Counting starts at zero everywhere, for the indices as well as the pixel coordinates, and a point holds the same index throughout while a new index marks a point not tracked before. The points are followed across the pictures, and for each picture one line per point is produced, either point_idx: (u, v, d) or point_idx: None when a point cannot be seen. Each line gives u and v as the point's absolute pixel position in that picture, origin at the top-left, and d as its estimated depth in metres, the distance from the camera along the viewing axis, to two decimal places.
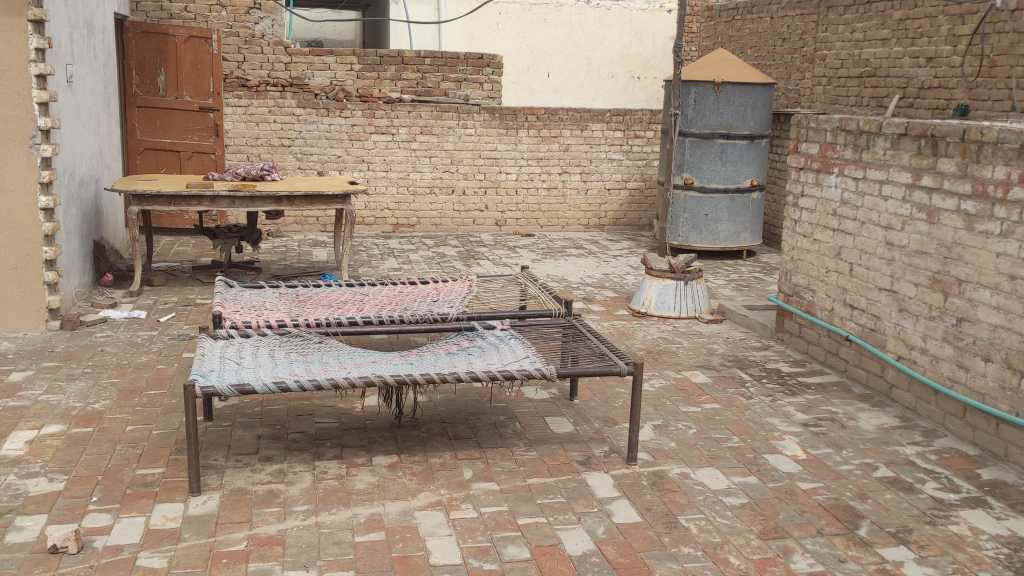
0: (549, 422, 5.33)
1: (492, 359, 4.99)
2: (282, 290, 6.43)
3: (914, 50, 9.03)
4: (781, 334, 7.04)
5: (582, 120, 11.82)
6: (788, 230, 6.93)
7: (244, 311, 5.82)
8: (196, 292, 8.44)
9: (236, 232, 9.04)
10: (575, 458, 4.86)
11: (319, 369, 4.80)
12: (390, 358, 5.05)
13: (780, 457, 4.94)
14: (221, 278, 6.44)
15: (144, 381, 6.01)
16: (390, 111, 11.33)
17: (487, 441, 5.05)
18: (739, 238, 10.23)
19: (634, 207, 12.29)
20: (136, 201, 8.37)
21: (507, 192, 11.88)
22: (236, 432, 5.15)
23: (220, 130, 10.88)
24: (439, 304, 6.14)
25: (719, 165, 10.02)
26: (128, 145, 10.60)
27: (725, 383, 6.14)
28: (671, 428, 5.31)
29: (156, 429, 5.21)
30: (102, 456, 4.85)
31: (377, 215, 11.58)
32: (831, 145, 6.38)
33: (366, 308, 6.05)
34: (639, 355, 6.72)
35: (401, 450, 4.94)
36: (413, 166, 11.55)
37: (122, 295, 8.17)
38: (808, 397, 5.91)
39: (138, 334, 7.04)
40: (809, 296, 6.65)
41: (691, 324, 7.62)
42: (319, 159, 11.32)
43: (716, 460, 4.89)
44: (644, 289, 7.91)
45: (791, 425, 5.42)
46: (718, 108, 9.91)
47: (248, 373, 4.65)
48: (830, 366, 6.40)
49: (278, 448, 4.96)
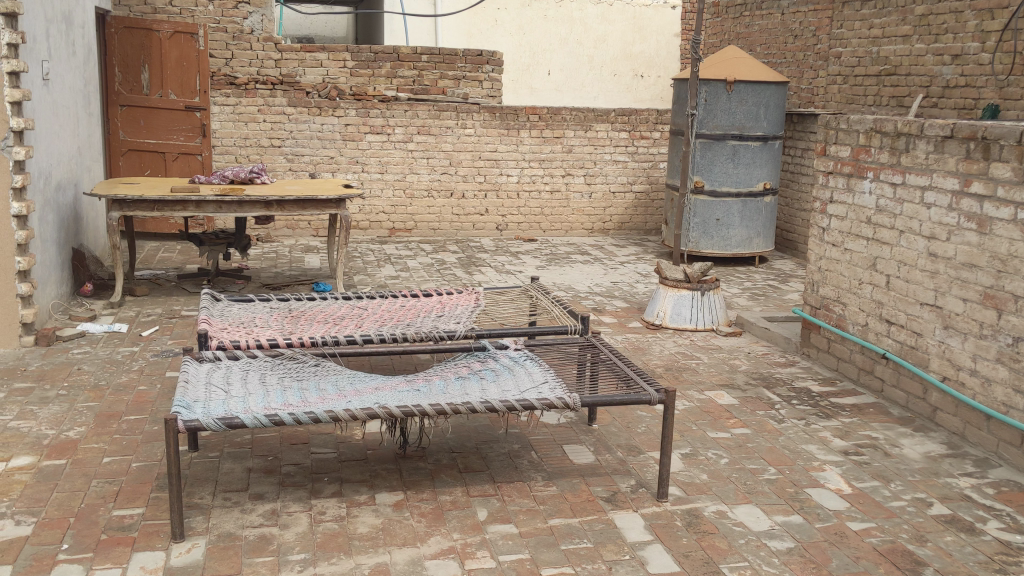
0: (568, 451, 4.88)
1: (507, 386, 4.51)
2: (273, 304, 5.97)
3: (937, 47, 8.62)
4: (807, 349, 6.60)
5: (585, 119, 11.38)
6: (815, 238, 6.49)
7: (232, 329, 5.36)
8: (182, 303, 7.95)
9: (224, 238, 8.54)
10: (600, 495, 4.40)
11: (316, 398, 4.32)
12: (395, 384, 4.57)
13: (823, 492, 4.49)
14: (207, 291, 5.98)
15: (123, 404, 5.52)
16: (386, 110, 10.86)
17: (501, 474, 4.60)
18: (751, 244, 9.81)
19: (639, 211, 11.85)
20: (117, 206, 7.86)
21: (508, 195, 11.43)
22: (223, 464, 4.67)
23: (207, 130, 10.38)
24: (444, 320, 5.69)
25: (730, 168, 9.59)
26: (110, 147, 10.10)
27: (753, 405, 5.69)
28: (700, 458, 4.86)
29: (135, 462, 4.73)
30: (74, 495, 4.36)
31: (372, 219, 11.10)
32: (864, 148, 5.95)
33: (366, 325, 5.59)
34: (658, 373, 6.26)
35: (406, 485, 4.48)
36: (410, 168, 11.08)
37: (103, 307, 7.68)
38: (844, 420, 5.46)
39: (118, 351, 6.55)
40: (838, 309, 6.22)
41: (709, 337, 7.17)
42: (311, 160, 10.85)
43: (754, 495, 4.44)
44: (658, 301, 7.47)
45: (830, 454, 4.97)
46: (729, 107, 9.48)
47: (237, 404, 4.17)
48: (864, 385, 5.96)
49: (270, 484, 4.49)
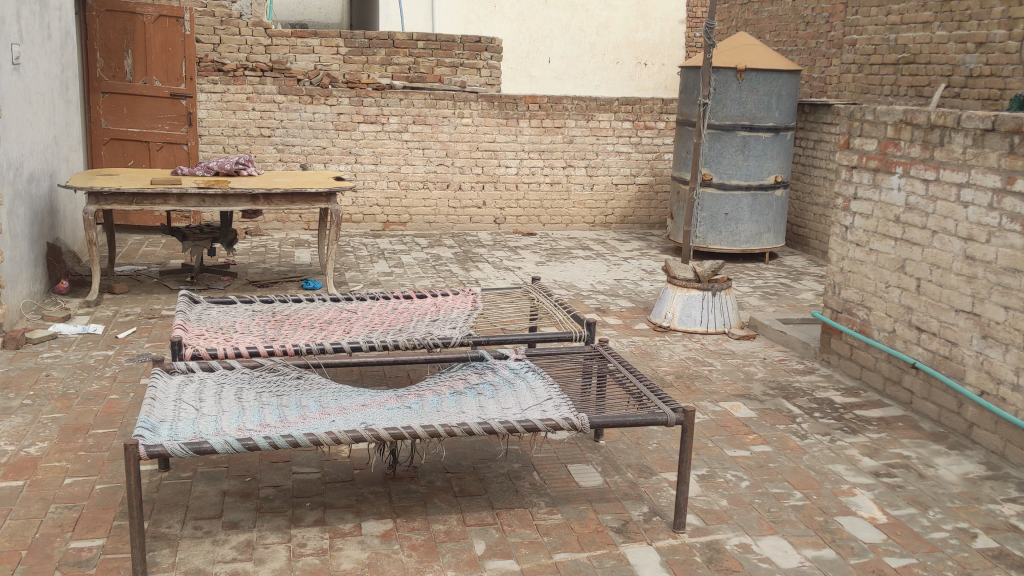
0: (573, 472, 4.46)
1: (507, 404, 4.08)
2: (255, 307, 5.55)
3: (960, 34, 8.19)
4: (827, 355, 6.19)
5: (587, 109, 10.93)
6: (836, 237, 6.07)
7: (209, 335, 4.94)
8: (162, 302, 7.51)
9: (209, 233, 8.10)
10: (610, 525, 3.99)
11: (296, 418, 3.89)
12: (384, 400, 4.14)
13: (855, 521, 4.08)
14: (184, 292, 5.54)
15: (91, 416, 5.09)
16: (380, 99, 10.41)
17: (500, 500, 4.18)
18: (762, 240, 9.38)
19: (643, 203, 11.42)
20: (93, 199, 7.41)
21: (507, 187, 10.99)
22: (195, 487, 4.25)
23: (194, 119, 9.93)
24: (439, 325, 5.26)
25: (740, 160, 9.16)
26: (92, 135, 9.67)
27: (773, 419, 5.27)
28: (718, 480, 4.45)
29: (98, 484, 4.30)
30: (28, 523, 3.93)
31: (365, 213, 10.67)
32: (893, 141, 5.53)
33: (354, 330, 5.16)
34: (668, 381, 5.84)
35: (396, 512, 4.06)
36: (405, 159, 10.63)
37: (78, 306, 7.24)
38: (872, 436, 5.05)
39: (91, 355, 6.11)
40: (862, 314, 5.80)
41: (720, 341, 6.75)
42: (301, 151, 10.40)
43: (779, 525, 4.04)
44: (666, 301, 7.05)
45: (860, 476, 4.56)
46: (740, 97, 9.04)
47: (208, 426, 3.73)
48: (891, 396, 5.55)
49: (246, 510, 4.06)
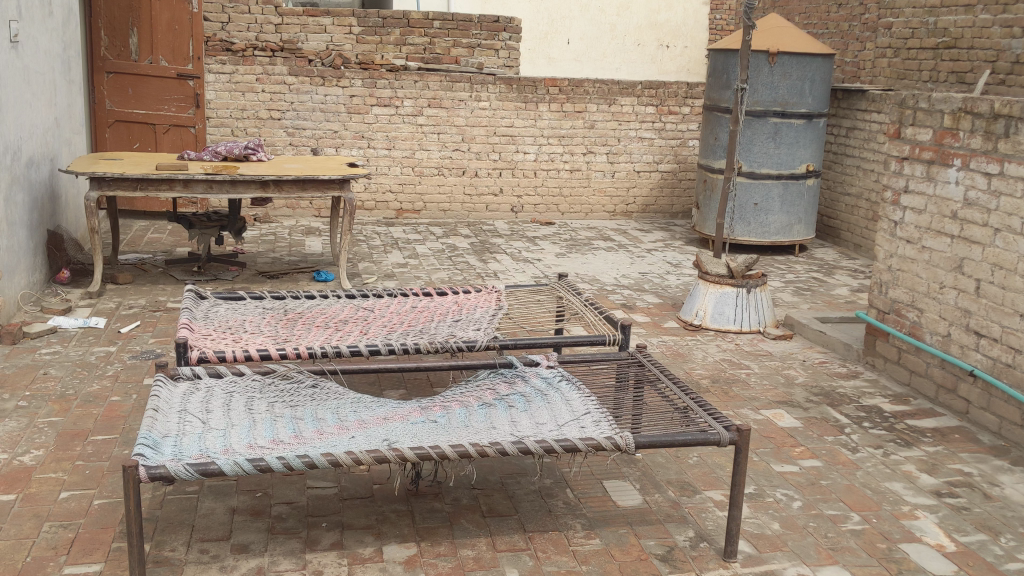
0: (610, 490, 4.12)
1: (541, 418, 3.73)
2: (266, 304, 5.21)
3: (1006, 18, 7.76)
4: (872, 359, 5.83)
5: (609, 93, 10.54)
6: (884, 233, 5.71)
7: (217, 336, 4.60)
8: (168, 293, 7.17)
9: (216, 221, 7.75)
10: (654, 552, 3.65)
11: (312, 433, 3.55)
12: (406, 413, 3.79)
13: (921, 549, 3.74)
14: (191, 288, 5.21)
15: (90, 421, 4.75)
16: (394, 80, 10.03)
17: (533, 521, 3.84)
18: (792, 232, 9.01)
19: (666, 192, 11.05)
20: (95, 184, 7.05)
21: (525, 174, 10.62)
22: (202, 503, 3.91)
23: (201, 101, 9.57)
24: (462, 326, 4.91)
25: (771, 148, 8.78)
26: (96, 117, 9.32)
27: (820, 429, 4.91)
28: (767, 500, 4.11)
29: (97, 499, 3.96)
30: (19, 545, 3.59)
31: (378, 199, 10.32)
32: (951, 131, 5.14)
33: (372, 331, 4.82)
34: (704, 385, 5.49)
35: (420, 534, 3.72)
36: (419, 144, 10.26)
37: (80, 297, 6.91)
38: (928, 450, 4.69)
39: (92, 352, 5.77)
40: (912, 316, 5.44)
41: (756, 341, 6.39)
42: (312, 135, 10.02)
43: (839, 554, 3.69)
44: (697, 298, 6.68)
45: (920, 495, 4.21)
46: (772, 82, 8.64)
47: (215, 443, 3.39)
48: (944, 405, 5.19)
49: (256, 531, 3.72)
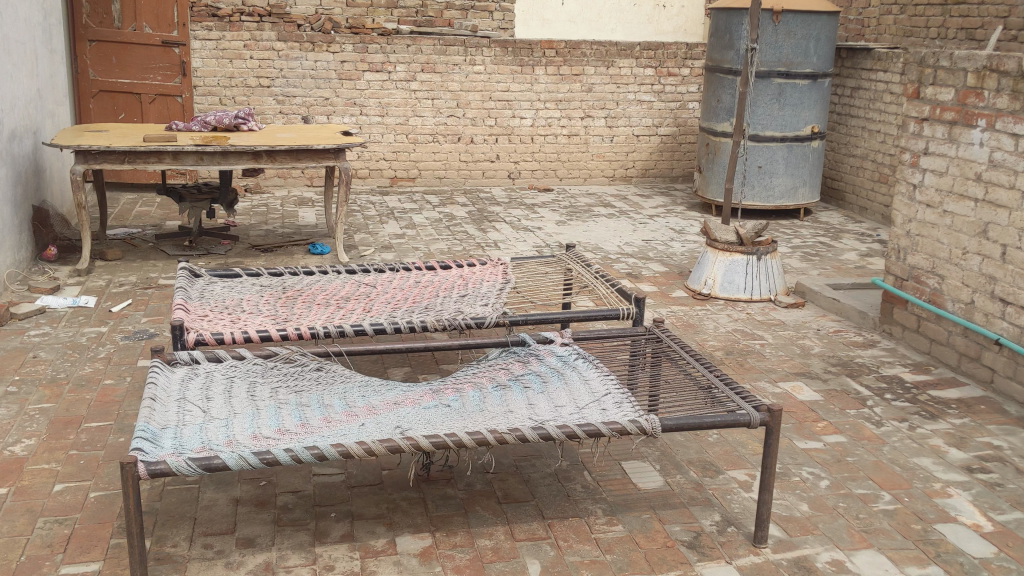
0: (630, 472, 3.95)
1: (560, 401, 3.55)
2: (263, 281, 5.00)
3: None
4: (890, 327, 5.66)
5: (607, 54, 10.29)
6: (903, 197, 5.52)
7: (214, 316, 4.40)
8: (159, 269, 6.94)
9: (207, 193, 7.51)
10: (680, 538, 3.48)
11: (320, 421, 3.36)
12: (418, 398, 3.60)
13: (958, 530, 3.59)
14: (184, 266, 4.99)
15: (83, 407, 4.55)
16: (386, 45, 9.74)
17: (552, 507, 3.67)
18: (796, 195, 8.81)
19: (665, 155, 10.82)
20: (80, 157, 6.78)
21: (522, 140, 10.38)
22: (204, 494, 3.72)
23: (187, 68, 9.30)
24: (469, 301, 4.72)
25: (775, 109, 8.55)
26: (79, 87, 9.04)
27: (841, 402, 4.75)
28: (794, 479, 3.94)
29: (93, 492, 3.77)
30: (12, 543, 3.40)
31: (371, 167, 10.07)
32: (975, 91, 4.94)
33: (376, 308, 4.62)
34: (718, 357, 5.32)
35: (434, 524, 3.55)
36: (413, 110, 9.99)
37: (68, 275, 6.67)
38: (955, 422, 4.53)
39: (83, 333, 5.55)
40: (933, 282, 5.27)
41: (767, 310, 6.21)
42: (303, 102, 9.74)
43: (873, 536, 3.53)
44: (707, 266, 6.50)
45: (951, 471, 4.05)
46: (775, 41, 8.39)
47: (218, 435, 3.19)
48: (967, 374, 5.03)
49: (262, 523, 3.54)
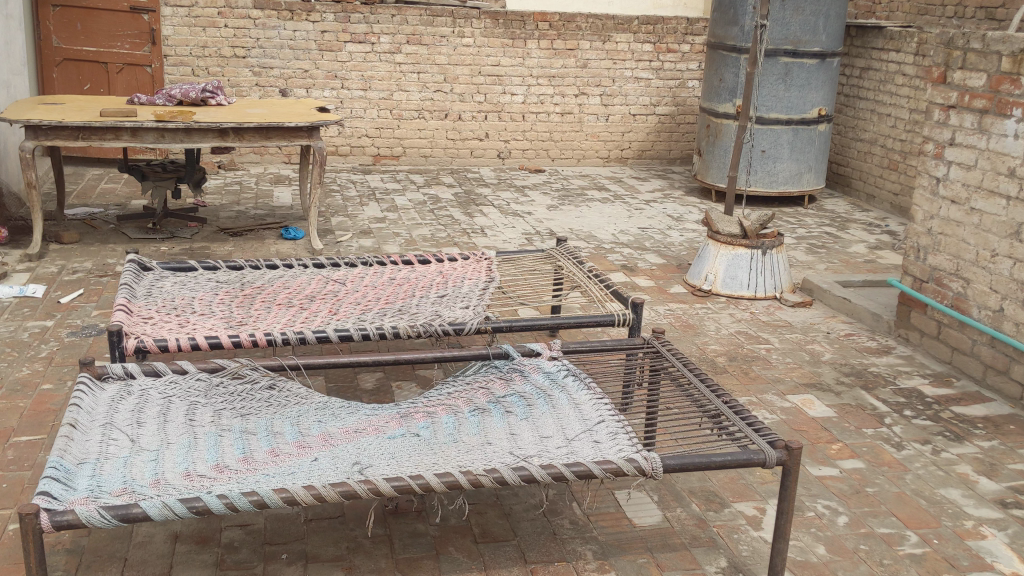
0: (625, 505, 3.50)
1: (546, 430, 3.10)
2: (219, 276, 4.52)
3: None
4: (907, 332, 5.22)
5: (603, 28, 9.76)
6: (924, 191, 5.06)
7: (160, 318, 3.93)
8: (117, 255, 6.43)
9: (172, 170, 6.97)
10: None
11: (265, 456, 2.90)
12: (382, 426, 3.15)
13: None
14: (132, 258, 4.49)
15: (14, 418, 4.06)
16: (369, 14, 9.19)
17: (535, 548, 3.23)
18: (801, 180, 8.35)
19: (663, 136, 10.32)
20: (31, 133, 6.25)
21: (512, 117, 9.86)
22: (138, 529, 3.26)
23: (156, 36, 8.75)
24: (448, 303, 4.25)
25: (781, 91, 8.06)
26: (42, 55, 8.49)
27: (857, 419, 4.31)
28: (808, 516, 3.49)
29: (11, 524, 3.29)
30: None
31: (353, 144, 9.54)
32: (1009, 77, 4.47)
33: (343, 310, 4.15)
34: (721, 364, 4.86)
35: (400, 569, 3.10)
36: (398, 84, 9.46)
37: (18, 260, 6.16)
38: (983, 445, 4.09)
39: (25, 329, 5.05)
40: (957, 286, 4.81)
41: (772, 310, 5.75)
42: (281, 74, 9.20)
43: None
44: (707, 261, 6.03)
45: (984, 506, 3.61)
46: (783, 17, 7.87)
47: (145, 474, 2.73)
48: (993, 389, 4.59)
49: (202, 566, 3.08)
